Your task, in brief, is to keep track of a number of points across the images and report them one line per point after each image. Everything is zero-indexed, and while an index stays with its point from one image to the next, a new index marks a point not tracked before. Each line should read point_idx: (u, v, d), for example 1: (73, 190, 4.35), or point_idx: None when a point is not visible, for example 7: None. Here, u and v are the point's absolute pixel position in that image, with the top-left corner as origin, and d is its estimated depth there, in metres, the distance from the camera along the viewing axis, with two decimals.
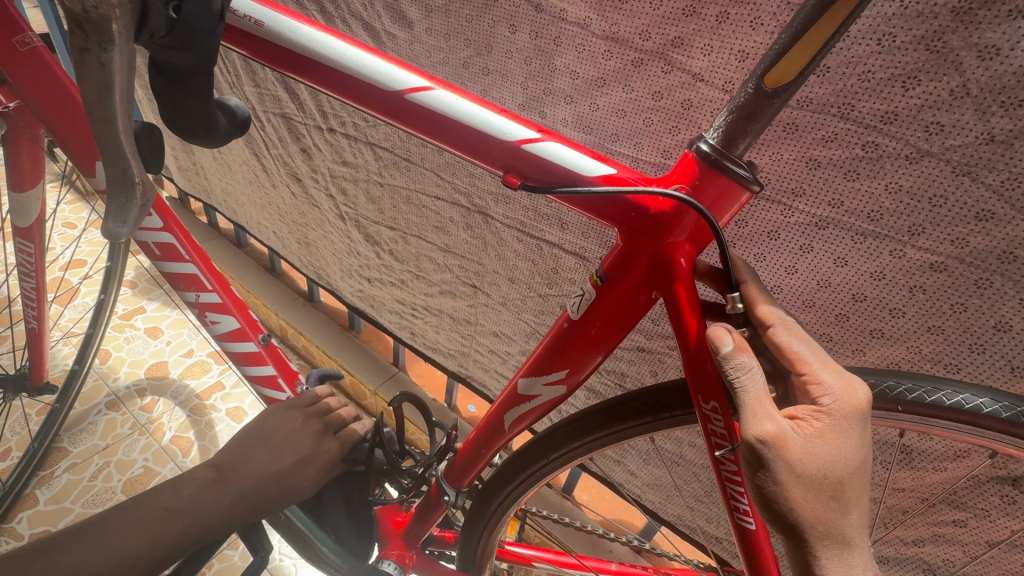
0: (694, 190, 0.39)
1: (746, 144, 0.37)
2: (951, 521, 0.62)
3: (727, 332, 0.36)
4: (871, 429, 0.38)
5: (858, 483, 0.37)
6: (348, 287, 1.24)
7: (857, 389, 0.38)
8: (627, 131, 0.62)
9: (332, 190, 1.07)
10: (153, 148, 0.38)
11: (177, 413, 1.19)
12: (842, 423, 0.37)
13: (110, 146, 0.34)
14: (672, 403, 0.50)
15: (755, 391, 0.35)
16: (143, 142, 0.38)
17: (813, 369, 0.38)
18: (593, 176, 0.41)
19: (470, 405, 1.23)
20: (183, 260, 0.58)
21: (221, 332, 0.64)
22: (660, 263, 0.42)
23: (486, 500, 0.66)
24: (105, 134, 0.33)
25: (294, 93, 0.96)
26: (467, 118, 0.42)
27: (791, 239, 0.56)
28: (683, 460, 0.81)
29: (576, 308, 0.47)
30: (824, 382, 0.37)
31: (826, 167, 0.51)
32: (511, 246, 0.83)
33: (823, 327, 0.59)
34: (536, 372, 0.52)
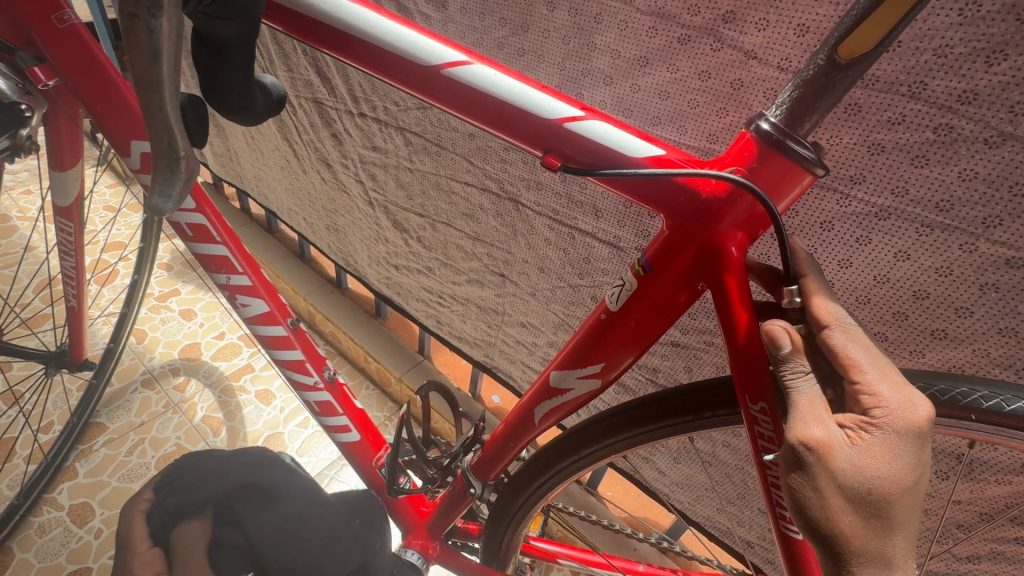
0: (750, 173, 0.36)
1: (813, 122, 0.34)
2: (1013, 538, 0.57)
3: (784, 331, 0.34)
4: (928, 451, 0.34)
5: (908, 504, 0.33)
6: (375, 274, 1.24)
7: (917, 405, 0.33)
8: (670, 114, 0.59)
9: (362, 175, 1.06)
10: (198, 122, 0.38)
11: (208, 394, 1.22)
12: (893, 438, 0.33)
13: (157, 117, 0.32)
14: (717, 401, 0.47)
15: (807, 394, 0.34)
16: (189, 116, 0.37)
17: (869, 379, 0.33)
18: (641, 157, 0.39)
19: (494, 395, 1.22)
20: (215, 241, 0.57)
21: (251, 315, 0.63)
22: (711, 253, 0.39)
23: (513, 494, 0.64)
24: (152, 106, 0.32)
25: (326, 77, 0.96)
26: (506, 94, 0.40)
27: (846, 230, 0.52)
28: (715, 460, 0.78)
29: (615, 299, 0.45)
30: (879, 394, 0.33)
31: (891, 152, 0.47)
32: (542, 234, 0.81)
33: (879, 326, 0.55)
34: (570, 365, 0.50)
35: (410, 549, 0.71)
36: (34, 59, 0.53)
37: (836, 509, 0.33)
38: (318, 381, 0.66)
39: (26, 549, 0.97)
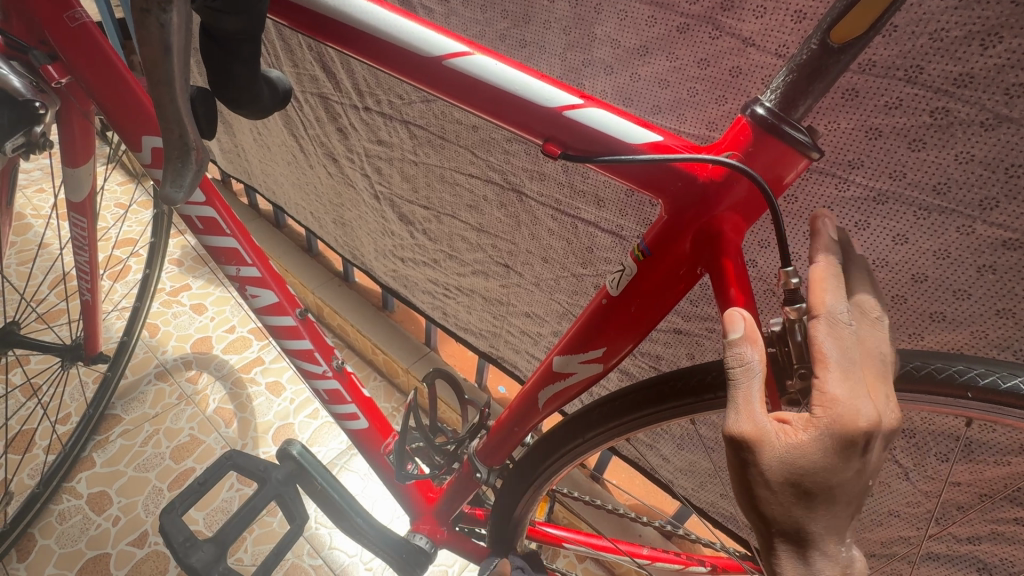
0: (746, 157, 0.37)
1: (807, 106, 0.35)
2: (1012, 518, 0.58)
3: (739, 317, 0.34)
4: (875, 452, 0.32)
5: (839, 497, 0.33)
6: (382, 267, 1.25)
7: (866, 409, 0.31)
8: (671, 102, 0.59)
9: (368, 169, 1.08)
10: (208, 113, 0.39)
11: (219, 386, 1.24)
12: (828, 437, 0.32)
13: (169, 110, 0.33)
14: (715, 383, 0.48)
15: (746, 376, 0.33)
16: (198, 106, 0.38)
17: (821, 377, 0.32)
18: (639, 143, 0.40)
19: (500, 386, 1.24)
20: (225, 234, 0.59)
21: (261, 306, 0.64)
22: (709, 237, 0.40)
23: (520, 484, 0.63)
24: (163, 98, 0.33)
25: (331, 72, 0.98)
26: (506, 83, 0.41)
27: (845, 215, 0.53)
28: (717, 446, 0.79)
29: (615, 284, 0.46)
30: (827, 393, 0.32)
31: (888, 136, 0.47)
32: (545, 225, 0.82)
33: (877, 310, 0.56)
34: (572, 349, 0.51)
35: (419, 533, 0.72)
36: (47, 57, 0.55)
37: (779, 491, 0.33)
38: (326, 370, 0.67)
39: (47, 535, 1.00)
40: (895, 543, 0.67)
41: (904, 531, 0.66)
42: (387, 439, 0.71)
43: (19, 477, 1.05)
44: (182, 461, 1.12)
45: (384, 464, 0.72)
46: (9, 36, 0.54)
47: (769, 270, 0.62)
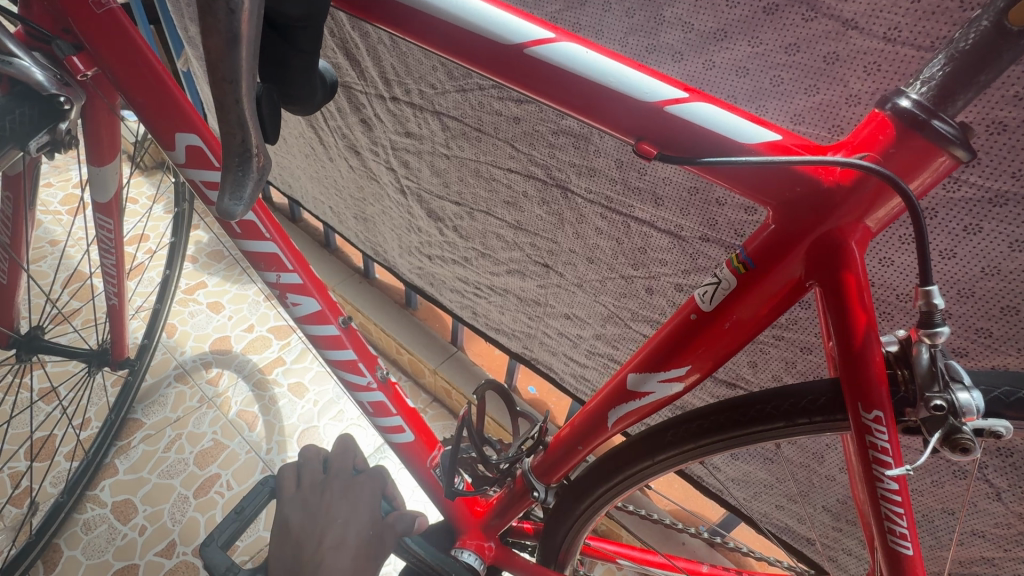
0: (884, 158, 0.32)
1: (968, 99, 0.31)
2: None
3: None
4: None
5: None
6: (407, 264, 1.21)
7: None
8: (750, 91, 0.54)
9: (394, 163, 1.03)
10: (274, 114, 0.34)
11: (241, 387, 1.21)
12: None
13: (232, 113, 0.29)
14: (815, 407, 0.43)
15: None
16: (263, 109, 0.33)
17: None
18: (754, 143, 0.35)
19: (530, 386, 1.19)
20: (264, 238, 0.54)
21: (302, 315, 0.59)
22: (830, 249, 0.36)
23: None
24: (226, 99, 0.28)
25: (355, 59, 0.92)
26: (598, 74, 0.36)
27: (952, 218, 0.48)
28: (778, 457, 0.74)
29: (708, 298, 0.42)
30: None
31: (1015, 131, 0.42)
32: (592, 223, 0.77)
33: (981, 321, 0.50)
34: (651, 367, 0.47)
35: (466, 550, 0.68)
36: (70, 47, 0.50)
37: None
38: (370, 382, 0.63)
39: (73, 545, 0.97)
40: (976, 563, 0.63)
41: (987, 552, 0.62)
42: (434, 453, 0.67)
43: (42, 486, 1.03)
44: (206, 467, 1.09)
45: (429, 479, 0.68)
46: (31, 25, 0.50)
47: (889, 290, 0.55)
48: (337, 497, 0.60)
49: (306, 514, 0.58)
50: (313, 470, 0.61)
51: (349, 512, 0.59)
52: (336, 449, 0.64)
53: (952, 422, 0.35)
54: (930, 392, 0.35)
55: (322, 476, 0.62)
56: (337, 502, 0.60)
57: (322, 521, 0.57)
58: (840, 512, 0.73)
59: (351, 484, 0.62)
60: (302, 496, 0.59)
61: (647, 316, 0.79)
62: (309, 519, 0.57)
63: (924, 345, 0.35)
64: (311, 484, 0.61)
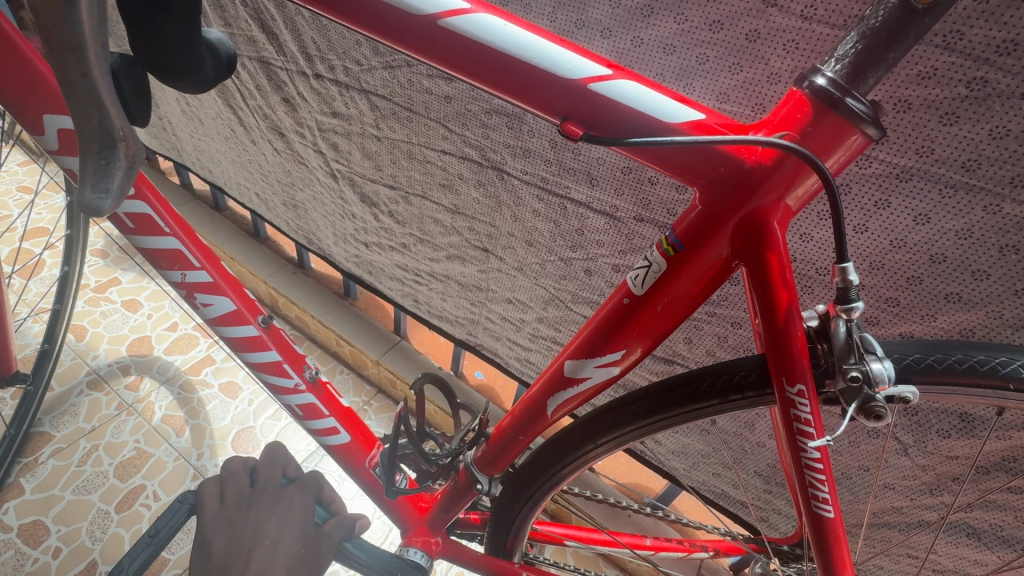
0: (802, 137, 0.33)
1: (878, 77, 0.31)
2: (1004, 488, 0.58)
3: None
4: None
5: None
6: (342, 252, 1.15)
7: None
8: (676, 70, 0.53)
9: (321, 145, 0.97)
10: (136, 93, 0.32)
11: (165, 391, 1.12)
12: None
13: None
14: (745, 383, 0.44)
15: None
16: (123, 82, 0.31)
17: None
18: (678, 123, 0.34)
19: (477, 371, 1.18)
20: (164, 233, 0.50)
21: (214, 316, 0.55)
22: (752, 229, 0.36)
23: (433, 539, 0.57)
24: None
25: (272, 32, 0.86)
26: (517, 48, 0.35)
27: (864, 193, 0.50)
28: (713, 429, 0.77)
29: (639, 282, 0.41)
30: None
31: (918, 109, 0.44)
32: (529, 205, 0.76)
33: (890, 291, 0.53)
34: (587, 353, 0.46)
35: (413, 548, 0.67)
36: None
37: None
38: (299, 381, 0.59)
39: None
40: (888, 513, 0.68)
41: (897, 502, 0.67)
42: (372, 452, 0.64)
43: None
44: (128, 479, 1.00)
45: (369, 478, 0.65)
46: None
47: (809, 265, 0.58)
48: (264, 512, 0.56)
49: (230, 532, 0.53)
50: (239, 484, 0.58)
51: (279, 528, 0.55)
52: (264, 458, 0.61)
53: (866, 395, 0.36)
54: (848, 366, 0.36)
55: (249, 490, 0.58)
56: (266, 515, 0.55)
57: (249, 539, 0.52)
58: (770, 475, 0.77)
59: (281, 495, 0.59)
60: (226, 514, 0.55)
61: (587, 298, 0.79)
62: (234, 538, 0.52)
63: (841, 320, 0.37)
64: (236, 499, 0.56)
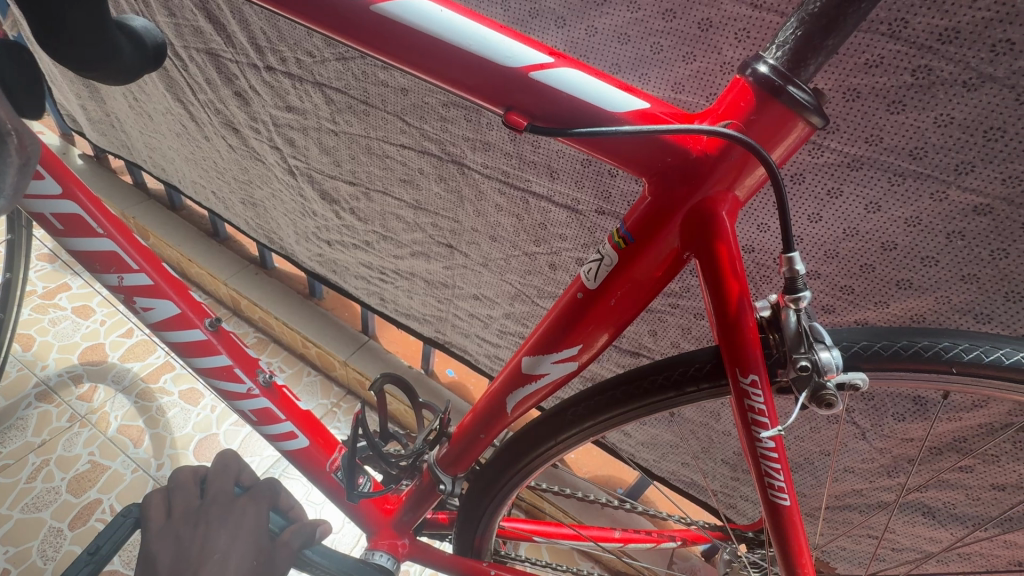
0: (746, 126, 0.32)
1: (819, 64, 0.31)
2: (957, 467, 0.59)
3: None
4: None
5: None
6: (305, 251, 1.12)
7: None
8: (631, 60, 0.53)
9: (277, 141, 0.93)
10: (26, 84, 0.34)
11: (121, 400, 1.07)
12: None
13: None
14: (700, 375, 0.44)
15: None
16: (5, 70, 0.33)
17: None
18: (624, 112, 0.33)
19: (448, 369, 1.16)
20: (96, 234, 0.47)
21: (156, 321, 0.52)
22: (701, 220, 0.36)
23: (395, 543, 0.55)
24: None
25: (219, 23, 0.82)
26: (455, 36, 0.34)
27: (817, 182, 0.50)
28: (680, 419, 0.77)
29: (592, 276, 0.41)
30: None
31: (866, 97, 0.44)
32: (491, 200, 0.74)
33: (845, 279, 0.54)
34: (543, 350, 0.46)
35: (378, 551, 0.65)
36: None
37: None
38: (251, 387, 0.57)
39: None
40: (848, 495, 0.70)
41: (857, 485, 0.68)
42: (333, 456, 0.62)
43: None
44: (83, 493, 0.96)
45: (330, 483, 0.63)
46: None
47: (766, 254, 0.58)
48: (213, 525, 0.54)
49: (176, 551, 0.50)
50: (187, 497, 0.56)
51: (230, 541, 0.52)
52: (215, 467, 0.59)
53: (818, 381, 0.36)
54: (799, 352, 0.36)
55: (198, 502, 0.56)
56: (215, 529, 0.53)
57: (196, 556, 0.50)
58: (736, 463, 0.78)
59: (232, 506, 0.56)
60: (172, 530, 0.53)
61: (552, 293, 0.78)
62: (179, 555, 0.50)
63: (791, 309, 0.36)
64: (184, 513, 0.54)
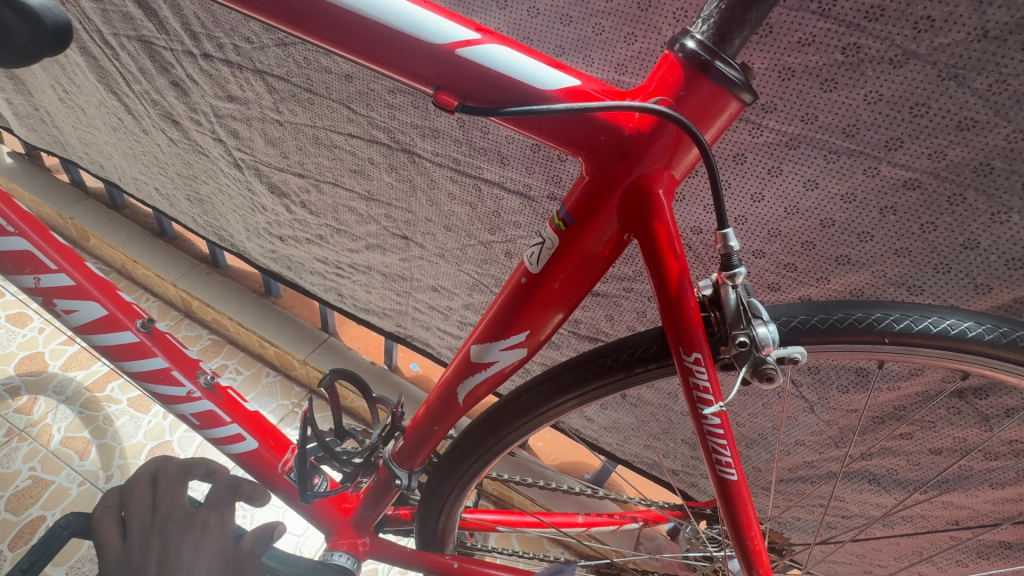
0: (676, 102, 0.32)
1: (743, 38, 0.31)
2: (898, 435, 0.62)
3: None
4: None
5: None
6: (258, 248, 1.08)
7: None
8: (574, 41, 0.52)
9: (220, 132, 0.89)
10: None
11: (64, 411, 1.02)
12: None
13: None
14: (648, 355, 0.44)
15: None
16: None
17: None
18: (554, 90, 0.33)
19: (413, 363, 1.15)
20: (5, 233, 0.44)
21: (81, 324, 0.49)
22: (638, 198, 0.36)
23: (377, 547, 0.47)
24: None
25: (149, 7, 0.77)
26: (376, 10, 0.32)
27: (758, 161, 0.50)
28: (640, 402, 0.78)
29: (535, 260, 0.40)
30: None
31: (800, 76, 0.45)
32: (443, 188, 0.73)
33: (788, 257, 0.55)
34: (491, 337, 0.45)
35: (337, 551, 0.63)
36: None
37: None
38: (191, 389, 0.54)
39: None
40: (800, 468, 0.72)
41: (808, 457, 0.70)
42: (285, 456, 0.60)
43: None
44: (24, 511, 0.90)
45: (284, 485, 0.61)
46: None
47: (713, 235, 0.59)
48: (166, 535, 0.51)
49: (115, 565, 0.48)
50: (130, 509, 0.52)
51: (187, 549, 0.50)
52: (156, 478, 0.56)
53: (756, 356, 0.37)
54: (737, 328, 0.37)
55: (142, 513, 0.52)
56: None
57: None
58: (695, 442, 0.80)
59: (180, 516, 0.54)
60: (127, 549, 0.48)
61: None
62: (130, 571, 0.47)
63: (730, 287, 0.37)
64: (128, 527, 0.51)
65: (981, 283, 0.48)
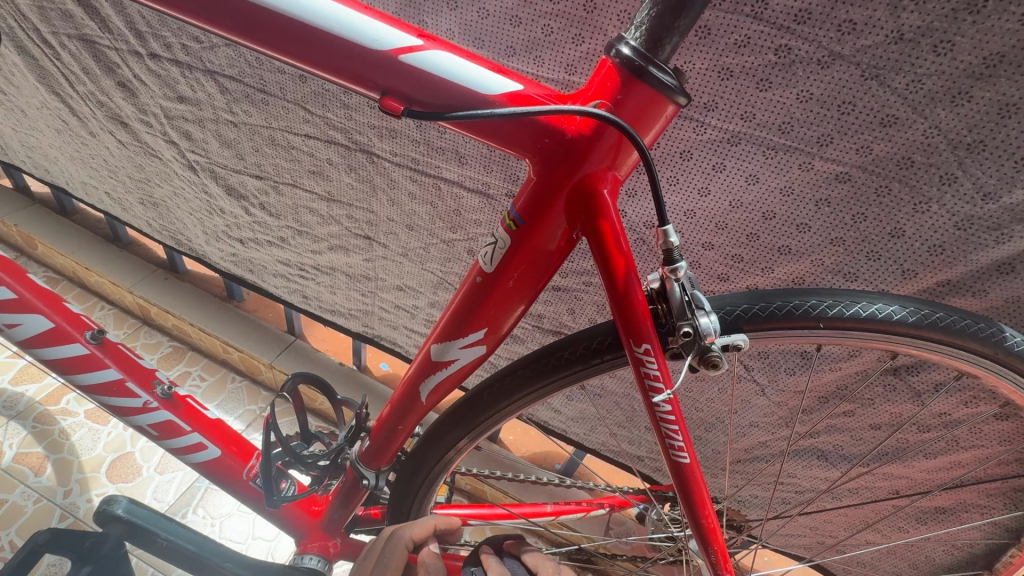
0: (614, 106, 0.33)
1: (673, 44, 0.32)
2: (842, 413, 0.65)
3: None
4: None
5: None
6: (218, 252, 1.05)
7: None
8: (525, 43, 0.53)
9: (172, 134, 0.87)
10: None
11: (15, 427, 0.98)
12: None
13: None
14: (603, 347, 0.46)
15: None
16: None
17: None
18: (497, 95, 0.34)
19: (382, 363, 1.14)
20: None
21: (26, 337, 0.48)
22: (584, 198, 0.37)
23: (504, 568, 0.40)
24: None
25: (89, 4, 0.75)
26: (317, 17, 0.32)
27: (703, 158, 0.52)
28: (604, 392, 0.81)
29: (489, 260, 0.41)
30: None
31: (738, 76, 0.47)
32: (403, 188, 0.73)
33: (735, 248, 0.57)
34: (450, 336, 0.46)
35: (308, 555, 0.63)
36: None
37: None
38: (148, 398, 0.53)
39: None
40: (756, 448, 0.76)
41: (762, 438, 0.74)
42: (250, 462, 0.59)
43: None
44: None
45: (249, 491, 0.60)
46: None
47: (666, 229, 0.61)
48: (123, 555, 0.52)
49: None
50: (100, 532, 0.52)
51: None
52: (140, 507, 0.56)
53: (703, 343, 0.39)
54: (682, 318, 0.38)
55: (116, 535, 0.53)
56: None
57: None
58: None
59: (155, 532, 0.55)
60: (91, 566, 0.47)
61: None
62: None
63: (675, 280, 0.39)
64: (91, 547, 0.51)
65: (907, 268, 0.51)
